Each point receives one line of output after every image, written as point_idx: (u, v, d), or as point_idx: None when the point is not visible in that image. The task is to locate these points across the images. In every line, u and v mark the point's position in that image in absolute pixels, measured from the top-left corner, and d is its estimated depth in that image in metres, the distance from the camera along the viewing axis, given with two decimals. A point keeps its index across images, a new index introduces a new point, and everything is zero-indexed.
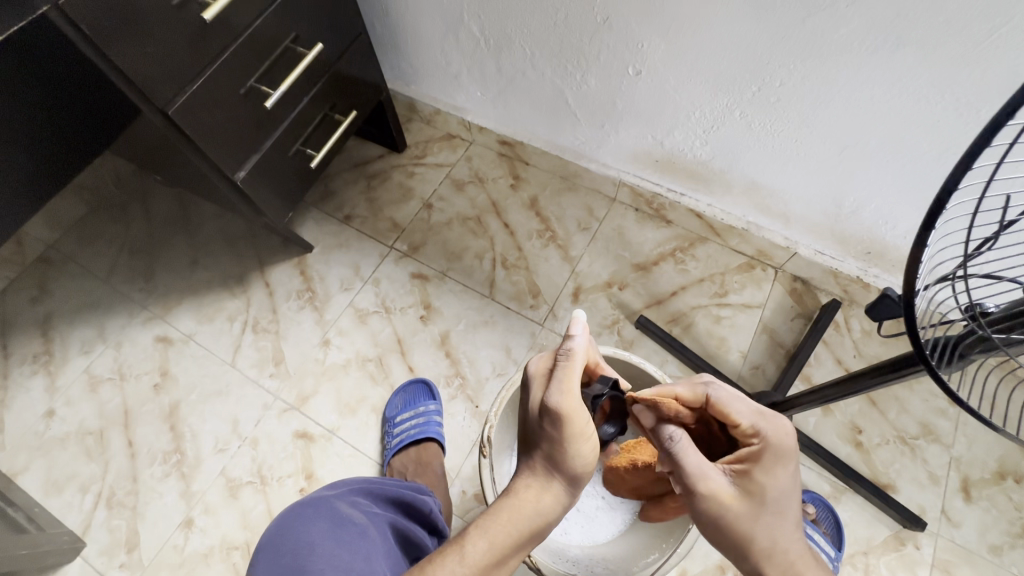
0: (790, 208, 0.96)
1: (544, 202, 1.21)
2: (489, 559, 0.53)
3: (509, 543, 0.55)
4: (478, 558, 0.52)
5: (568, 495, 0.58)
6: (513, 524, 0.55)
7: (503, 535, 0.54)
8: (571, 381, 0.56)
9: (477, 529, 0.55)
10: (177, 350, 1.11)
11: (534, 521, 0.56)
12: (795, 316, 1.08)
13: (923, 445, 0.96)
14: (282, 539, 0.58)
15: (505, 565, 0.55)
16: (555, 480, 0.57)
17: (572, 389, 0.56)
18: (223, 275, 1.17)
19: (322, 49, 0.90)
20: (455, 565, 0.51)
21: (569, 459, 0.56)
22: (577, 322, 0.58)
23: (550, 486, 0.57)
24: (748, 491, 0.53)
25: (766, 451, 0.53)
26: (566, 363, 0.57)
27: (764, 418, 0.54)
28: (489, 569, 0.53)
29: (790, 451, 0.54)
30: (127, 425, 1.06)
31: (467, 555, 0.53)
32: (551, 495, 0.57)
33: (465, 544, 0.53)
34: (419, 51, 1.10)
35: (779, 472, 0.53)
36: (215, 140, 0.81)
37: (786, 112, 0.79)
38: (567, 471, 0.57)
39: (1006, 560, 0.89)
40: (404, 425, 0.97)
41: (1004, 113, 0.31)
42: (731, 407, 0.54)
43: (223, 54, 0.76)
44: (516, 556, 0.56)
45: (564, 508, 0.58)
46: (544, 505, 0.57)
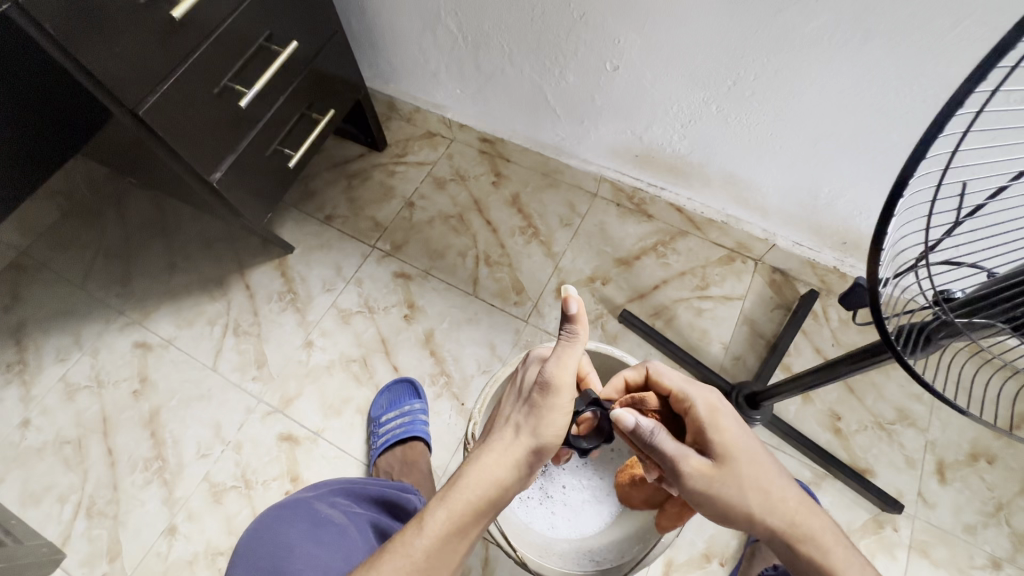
0: (766, 201, 0.98)
1: (526, 199, 1.21)
2: (451, 527, 0.53)
3: (470, 513, 0.54)
4: (437, 529, 0.52)
5: (533, 460, 0.58)
6: (474, 495, 0.55)
7: (464, 506, 0.54)
8: (567, 360, 0.57)
9: (438, 498, 0.54)
10: (157, 356, 1.10)
11: (496, 488, 0.55)
12: (775, 307, 1.10)
13: (899, 430, 0.98)
14: (260, 542, 0.58)
15: (468, 535, 0.55)
16: (520, 444, 0.57)
17: (568, 364, 0.57)
18: (203, 279, 1.15)
19: (297, 47, 0.89)
20: (415, 538, 0.52)
21: (537, 420, 0.57)
22: (571, 298, 0.54)
23: (512, 449, 0.57)
24: (721, 453, 0.55)
25: (703, 411, 0.57)
26: (567, 343, 0.57)
27: (688, 385, 0.59)
28: (449, 542, 0.53)
29: (723, 405, 0.58)
30: (106, 433, 1.04)
31: (427, 527, 0.53)
32: (514, 459, 0.57)
33: (425, 516, 0.53)
34: (397, 49, 1.09)
35: (728, 426, 0.56)
36: (190, 141, 0.80)
37: (761, 105, 0.80)
38: (537, 436, 0.57)
39: (980, 539, 0.91)
40: (390, 424, 0.97)
41: (951, 104, 0.31)
42: (663, 378, 0.61)
43: (194, 53, 0.74)
44: (477, 527, 0.56)
45: (526, 475, 0.58)
46: (505, 468, 0.56)
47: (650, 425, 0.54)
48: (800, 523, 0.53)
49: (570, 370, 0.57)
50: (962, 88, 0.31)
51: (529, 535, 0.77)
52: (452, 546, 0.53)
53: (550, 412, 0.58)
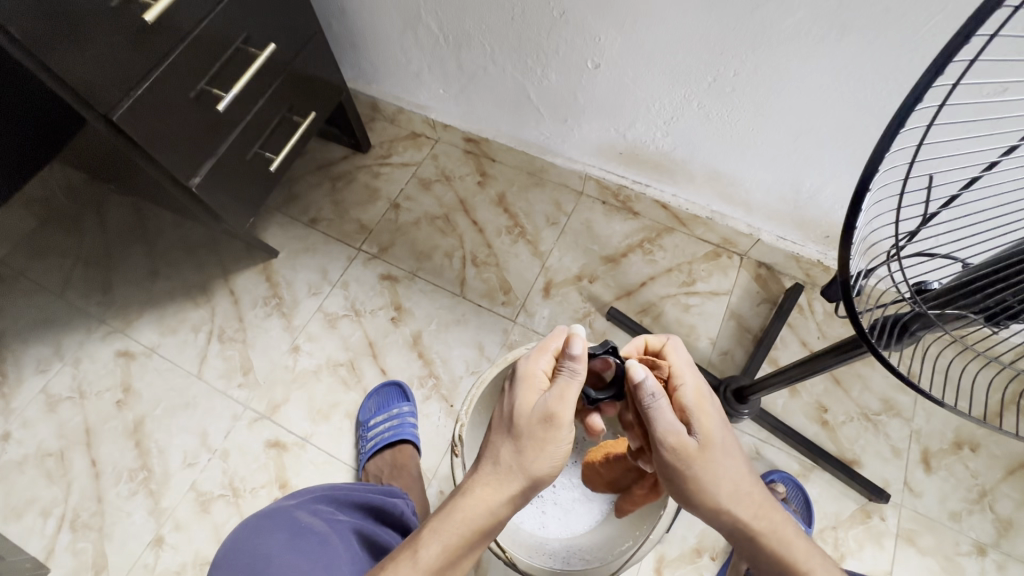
0: (751, 196, 0.98)
1: (512, 198, 1.21)
2: (443, 560, 0.53)
3: (462, 544, 0.54)
4: (430, 562, 0.53)
5: (526, 493, 0.57)
6: (466, 527, 0.54)
7: (457, 539, 0.54)
8: (568, 394, 0.56)
9: (431, 530, 0.54)
10: (141, 364, 1.08)
11: (489, 519, 0.55)
12: (761, 301, 1.11)
13: (885, 420, 0.99)
14: (238, 552, 0.58)
15: (460, 564, 0.55)
16: (513, 479, 0.56)
17: (569, 399, 0.56)
18: (186, 285, 1.14)
19: (275, 49, 0.88)
20: (408, 570, 0.52)
21: (531, 458, 0.56)
22: (576, 339, 0.56)
23: (505, 485, 0.55)
24: (705, 437, 0.55)
25: (695, 396, 0.56)
26: (569, 379, 0.56)
27: (691, 367, 0.58)
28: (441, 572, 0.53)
29: (711, 394, 0.58)
30: (89, 444, 1.02)
31: (421, 558, 0.53)
32: (507, 494, 0.56)
33: (418, 549, 0.53)
34: (378, 50, 1.08)
35: (713, 415, 0.56)
36: (169, 146, 0.79)
37: (742, 102, 0.80)
38: (531, 469, 0.56)
39: (965, 525, 0.92)
40: (379, 428, 0.96)
41: (912, 99, 0.32)
42: (673, 354, 0.59)
43: (169, 57, 0.73)
44: (469, 555, 0.56)
45: (518, 505, 0.57)
46: (497, 502, 0.55)
47: (653, 388, 0.53)
48: (762, 515, 0.55)
49: (571, 404, 0.56)
50: (921, 83, 0.31)
51: (519, 534, 0.77)
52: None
53: (545, 444, 0.56)
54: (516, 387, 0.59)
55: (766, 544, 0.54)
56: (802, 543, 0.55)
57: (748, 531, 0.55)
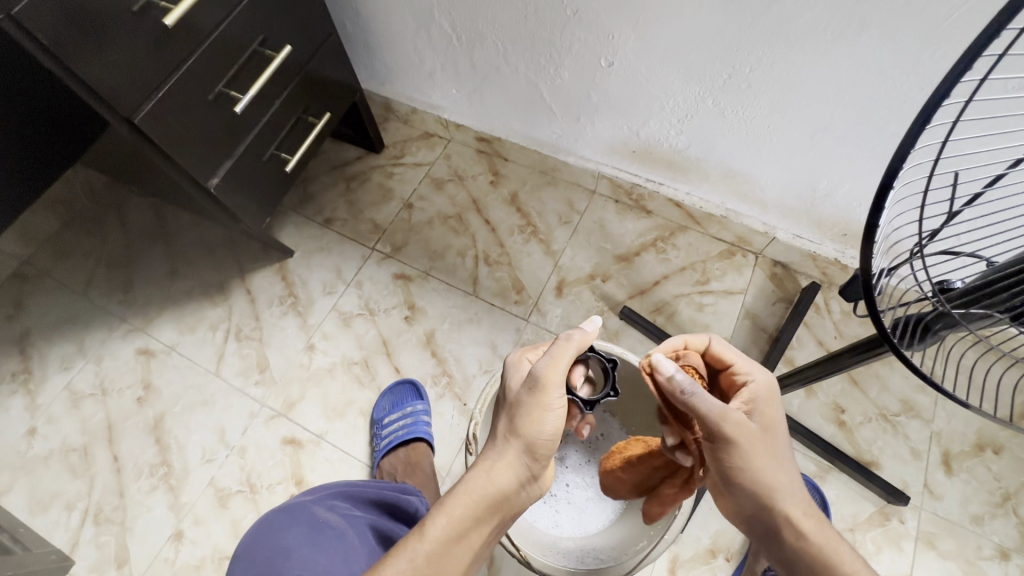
0: (766, 193, 0.97)
1: (524, 197, 1.21)
2: (450, 534, 0.53)
3: (469, 517, 0.54)
4: (437, 534, 0.53)
5: (529, 463, 0.57)
6: (471, 499, 0.55)
7: (462, 511, 0.54)
8: (559, 358, 0.58)
9: (438, 505, 0.55)
10: (160, 362, 1.10)
11: (494, 491, 0.56)
12: (777, 300, 1.09)
13: (904, 422, 0.97)
14: (258, 547, 0.59)
15: (469, 542, 0.55)
16: (512, 448, 0.57)
17: (559, 362, 0.57)
18: (203, 285, 1.16)
19: (291, 51, 0.89)
20: (415, 544, 0.52)
21: (525, 424, 0.57)
22: (593, 324, 0.62)
23: (505, 455, 0.57)
24: (762, 427, 0.56)
25: (762, 391, 0.58)
26: (562, 344, 0.59)
27: (754, 364, 0.60)
28: (448, 545, 0.53)
29: (777, 393, 0.59)
30: (111, 440, 1.04)
31: (428, 533, 0.53)
32: (507, 464, 0.57)
33: (425, 523, 0.54)
34: (392, 50, 1.09)
35: (775, 409, 0.58)
36: (188, 149, 0.80)
37: (758, 98, 0.79)
38: (529, 437, 0.57)
39: (987, 529, 0.91)
40: (393, 426, 0.97)
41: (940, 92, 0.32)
42: (728, 354, 0.61)
43: (188, 59, 0.74)
44: (478, 533, 0.55)
45: (524, 477, 0.57)
46: (500, 473, 0.56)
47: (686, 380, 0.55)
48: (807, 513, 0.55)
49: (563, 367, 0.57)
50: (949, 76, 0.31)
51: (532, 533, 0.77)
52: (452, 550, 0.53)
53: (540, 411, 0.57)
54: (508, 373, 0.62)
55: (816, 544, 0.53)
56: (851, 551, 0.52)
57: (795, 526, 0.54)
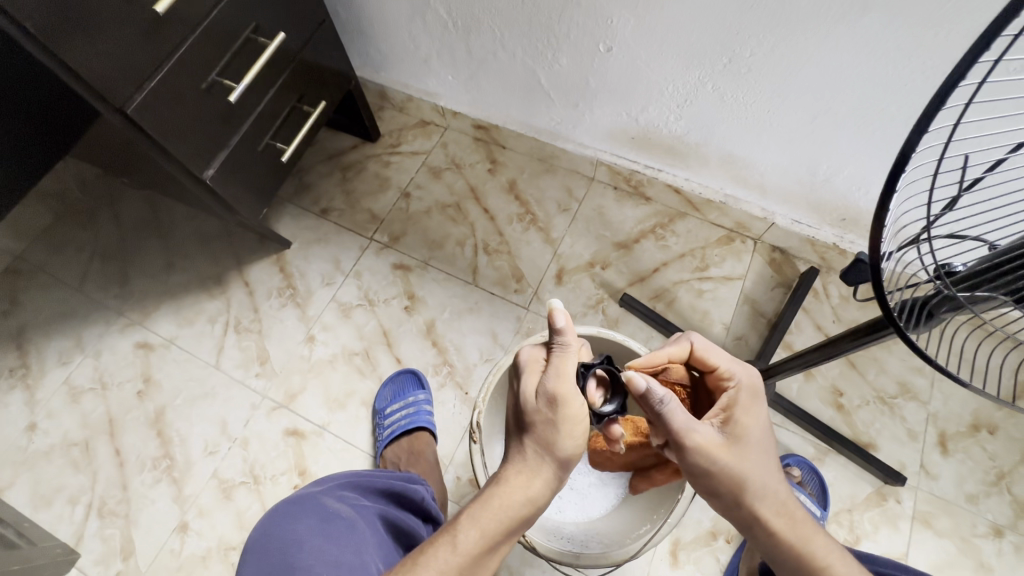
0: (766, 178, 0.97)
1: (523, 185, 1.21)
2: (481, 546, 0.53)
3: (499, 529, 0.54)
4: (469, 546, 0.52)
5: (559, 478, 0.58)
6: (502, 512, 0.55)
7: (493, 524, 0.54)
8: (567, 369, 0.57)
9: (468, 517, 0.54)
10: (159, 356, 1.10)
11: (524, 504, 0.56)
12: (775, 286, 1.10)
13: (901, 404, 0.99)
14: (269, 538, 0.59)
15: (496, 551, 0.55)
16: (545, 465, 0.57)
17: (569, 374, 0.57)
18: (200, 277, 1.15)
19: (285, 37, 0.87)
20: (446, 555, 0.51)
21: (561, 442, 0.57)
22: (556, 311, 0.56)
23: (540, 471, 0.57)
24: (735, 434, 0.56)
25: (742, 393, 0.57)
26: (562, 354, 0.59)
27: (736, 366, 0.59)
28: (480, 557, 0.53)
29: (763, 392, 0.59)
30: (113, 434, 1.04)
31: (459, 543, 0.52)
32: (541, 481, 0.57)
33: (456, 533, 0.53)
34: (387, 37, 1.07)
35: (757, 412, 0.57)
36: (182, 139, 0.79)
37: (757, 82, 0.79)
38: (557, 451, 0.57)
39: (982, 508, 0.92)
40: (395, 416, 0.97)
41: (951, 80, 0.32)
42: (710, 355, 0.60)
43: (180, 47, 0.73)
44: (505, 543, 0.56)
45: (552, 487, 0.58)
46: (530, 487, 0.57)
47: (660, 394, 0.53)
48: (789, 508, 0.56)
49: (572, 378, 0.57)
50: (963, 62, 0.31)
51: (536, 519, 0.78)
52: (482, 560, 0.53)
53: (566, 425, 0.57)
54: (522, 375, 0.60)
55: (787, 542, 0.54)
56: (824, 546, 0.54)
57: (765, 527, 0.55)
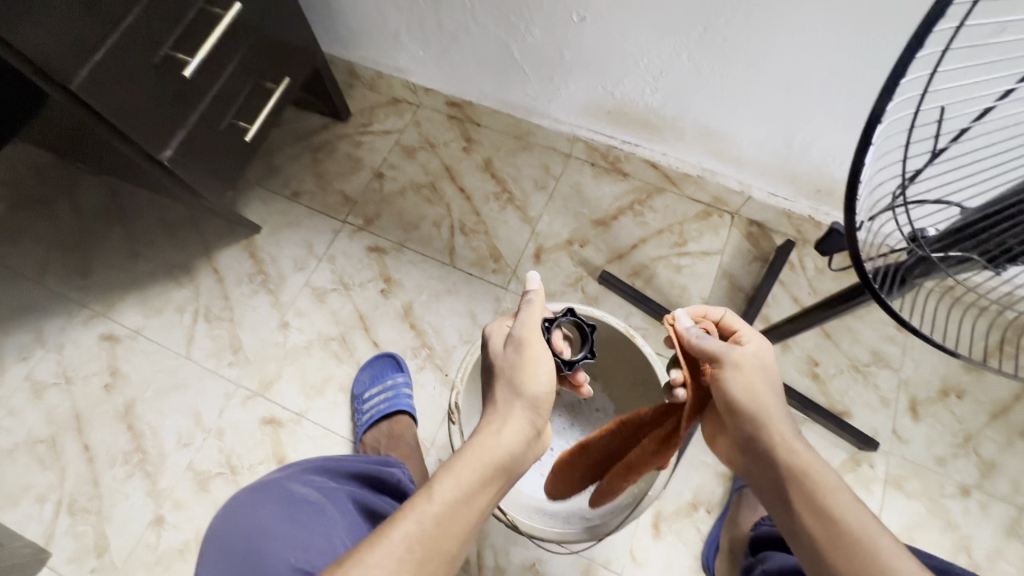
0: (742, 151, 0.96)
1: (498, 163, 1.18)
2: (460, 494, 0.51)
3: (476, 475, 0.53)
4: (445, 494, 0.50)
5: (534, 425, 0.58)
6: (479, 459, 0.53)
7: (469, 471, 0.52)
8: (532, 317, 0.61)
9: (443, 468, 0.53)
10: (127, 347, 1.06)
11: (501, 453, 0.55)
12: (753, 259, 1.10)
13: (874, 371, 1.01)
14: (234, 526, 0.58)
15: (479, 502, 0.52)
16: (517, 411, 0.57)
17: (533, 322, 0.61)
18: (166, 265, 1.11)
19: (242, 8, 0.82)
20: (423, 504, 0.49)
21: (528, 384, 0.58)
22: (534, 278, 0.63)
23: (512, 419, 0.57)
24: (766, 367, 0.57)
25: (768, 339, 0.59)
26: (527, 307, 0.62)
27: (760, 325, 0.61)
28: (460, 505, 0.50)
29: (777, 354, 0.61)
30: (80, 429, 1.01)
31: (436, 494, 0.50)
32: (516, 429, 0.57)
33: (432, 485, 0.51)
34: (353, 10, 1.03)
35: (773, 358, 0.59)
36: (135, 117, 0.75)
37: (733, 52, 0.77)
38: (526, 394, 0.58)
39: (950, 469, 0.95)
40: (374, 400, 0.96)
41: (914, 43, 0.31)
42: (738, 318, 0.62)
43: (127, 19, 0.68)
44: (488, 493, 0.53)
45: (528, 435, 0.57)
46: (505, 434, 0.56)
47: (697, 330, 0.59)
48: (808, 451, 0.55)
49: (536, 323, 0.61)
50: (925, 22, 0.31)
51: (517, 496, 0.77)
52: (462, 509, 0.51)
53: (532, 368, 0.59)
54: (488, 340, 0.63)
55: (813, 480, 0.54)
56: (846, 493, 0.49)
57: (788, 449, 0.52)
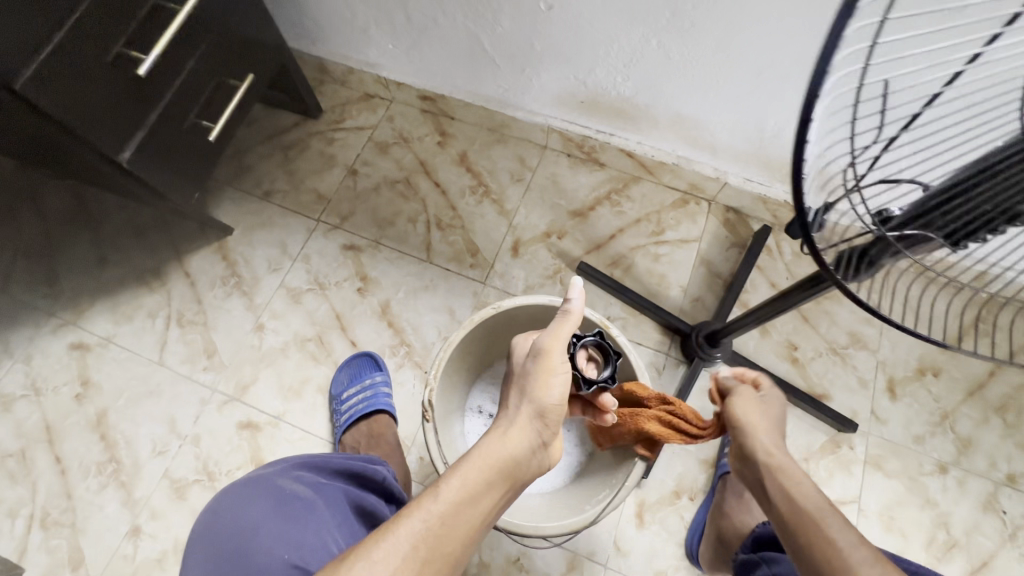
0: (716, 138, 0.96)
1: (474, 156, 1.17)
2: (465, 496, 0.50)
3: (482, 479, 0.52)
4: (450, 495, 0.50)
5: (541, 434, 0.58)
6: (486, 463, 0.54)
7: (476, 474, 0.52)
8: (561, 330, 0.62)
9: (450, 470, 0.52)
10: (97, 356, 1.03)
11: (507, 457, 0.55)
12: (730, 246, 1.10)
13: (852, 353, 1.01)
14: (225, 522, 0.58)
15: (482, 507, 0.52)
16: (525, 418, 0.58)
17: (561, 335, 0.62)
18: (136, 271, 1.08)
19: (198, 3, 0.80)
20: (428, 503, 0.49)
21: (543, 392, 0.59)
22: (575, 285, 0.61)
23: (521, 426, 0.58)
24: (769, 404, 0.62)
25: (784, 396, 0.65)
26: (559, 320, 0.63)
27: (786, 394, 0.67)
28: (463, 506, 0.50)
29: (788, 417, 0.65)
30: (51, 441, 0.98)
31: (441, 494, 0.50)
32: (523, 436, 0.57)
33: (438, 485, 0.51)
34: (319, 5, 1.00)
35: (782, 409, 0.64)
36: (89, 118, 0.72)
37: (702, 38, 0.77)
38: (539, 401, 0.59)
39: (928, 447, 0.96)
40: (352, 400, 0.95)
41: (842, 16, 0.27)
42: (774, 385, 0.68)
43: (74, 14, 0.66)
44: (491, 499, 0.53)
45: (534, 443, 0.57)
46: (512, 439, 0.56)
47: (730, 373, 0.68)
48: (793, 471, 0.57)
49: (564, 337, 0.62)
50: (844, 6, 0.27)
51: None
52: (465, 512, 0.50)
53: (548, 377, 0.60)
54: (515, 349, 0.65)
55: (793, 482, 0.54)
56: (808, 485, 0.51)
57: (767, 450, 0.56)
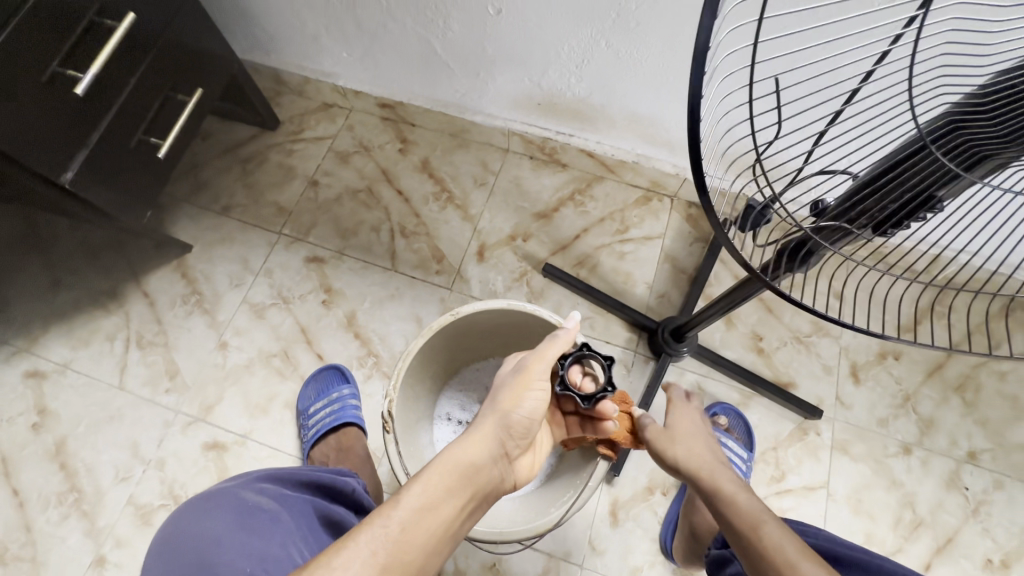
0: (671, 134, 0.97)
1: (436, 162, 1.16)
2: (427, 504, 0.48)
3: (444, 484, 0.50)
4: (413, 502, 0.47)
5: (503, 445, 0.57)
6: (449, 469, 0.52)
7: (438, 479, 0.50)
8: (547, 352, 0.64)
9: (412, 477, 0.50)
10: (54, 383, 1.01)
11: (468, 464, 0.53)
12: (694, 240, 1.11)
13: (816, 341, 1.03)
14: (182, 537, 0.55)
15: (445, 514, 0.49)
16: (491, 429, 0.57)
17: (547, 355, 0.64)
18: (92, 293, 1.05)
19: (138, 18, 0.78)
20: (390, 511, 0.46)
21: (513, 407, 0.60)
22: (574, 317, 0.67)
23: (482, 435, 0.56)
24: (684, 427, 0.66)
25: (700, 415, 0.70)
26: (546, 342, 0.66)
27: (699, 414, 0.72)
28: (426, 513, 0.47)
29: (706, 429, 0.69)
30: (8, 473, 0.95)
31: (403, 502, 0.47)
32: (486, 445, 0.56)
33: (399, 494, 0.48)
34: (268, 15, 0.99)
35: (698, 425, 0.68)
36: (23, 139, 0.70)
37: (646, 37, 0.77)
38: (508, 413, 0.59)
39: (891, 429, 0.98)
40: (320, 414, 0.93)
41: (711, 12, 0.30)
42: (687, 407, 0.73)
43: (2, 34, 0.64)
44: (453, 506, 0.50)
45: (495, 453, 0.56)
46: (475, 448, 0.55)
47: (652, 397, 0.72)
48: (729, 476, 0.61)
49: (549, 358, 0.64)
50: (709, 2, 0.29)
51: None
52: (429, 518, 0.48)
53: (525, 392, 0.62)
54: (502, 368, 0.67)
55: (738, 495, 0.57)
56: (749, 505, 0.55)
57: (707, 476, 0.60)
